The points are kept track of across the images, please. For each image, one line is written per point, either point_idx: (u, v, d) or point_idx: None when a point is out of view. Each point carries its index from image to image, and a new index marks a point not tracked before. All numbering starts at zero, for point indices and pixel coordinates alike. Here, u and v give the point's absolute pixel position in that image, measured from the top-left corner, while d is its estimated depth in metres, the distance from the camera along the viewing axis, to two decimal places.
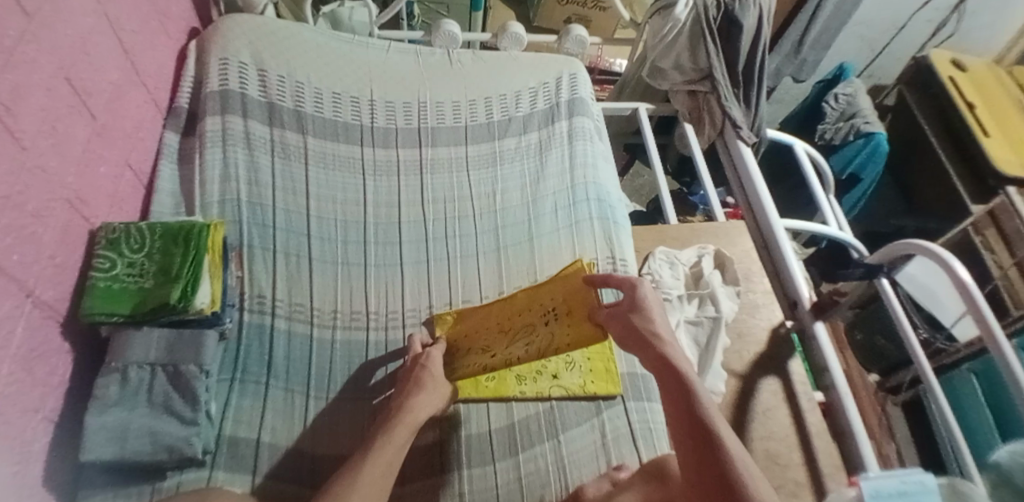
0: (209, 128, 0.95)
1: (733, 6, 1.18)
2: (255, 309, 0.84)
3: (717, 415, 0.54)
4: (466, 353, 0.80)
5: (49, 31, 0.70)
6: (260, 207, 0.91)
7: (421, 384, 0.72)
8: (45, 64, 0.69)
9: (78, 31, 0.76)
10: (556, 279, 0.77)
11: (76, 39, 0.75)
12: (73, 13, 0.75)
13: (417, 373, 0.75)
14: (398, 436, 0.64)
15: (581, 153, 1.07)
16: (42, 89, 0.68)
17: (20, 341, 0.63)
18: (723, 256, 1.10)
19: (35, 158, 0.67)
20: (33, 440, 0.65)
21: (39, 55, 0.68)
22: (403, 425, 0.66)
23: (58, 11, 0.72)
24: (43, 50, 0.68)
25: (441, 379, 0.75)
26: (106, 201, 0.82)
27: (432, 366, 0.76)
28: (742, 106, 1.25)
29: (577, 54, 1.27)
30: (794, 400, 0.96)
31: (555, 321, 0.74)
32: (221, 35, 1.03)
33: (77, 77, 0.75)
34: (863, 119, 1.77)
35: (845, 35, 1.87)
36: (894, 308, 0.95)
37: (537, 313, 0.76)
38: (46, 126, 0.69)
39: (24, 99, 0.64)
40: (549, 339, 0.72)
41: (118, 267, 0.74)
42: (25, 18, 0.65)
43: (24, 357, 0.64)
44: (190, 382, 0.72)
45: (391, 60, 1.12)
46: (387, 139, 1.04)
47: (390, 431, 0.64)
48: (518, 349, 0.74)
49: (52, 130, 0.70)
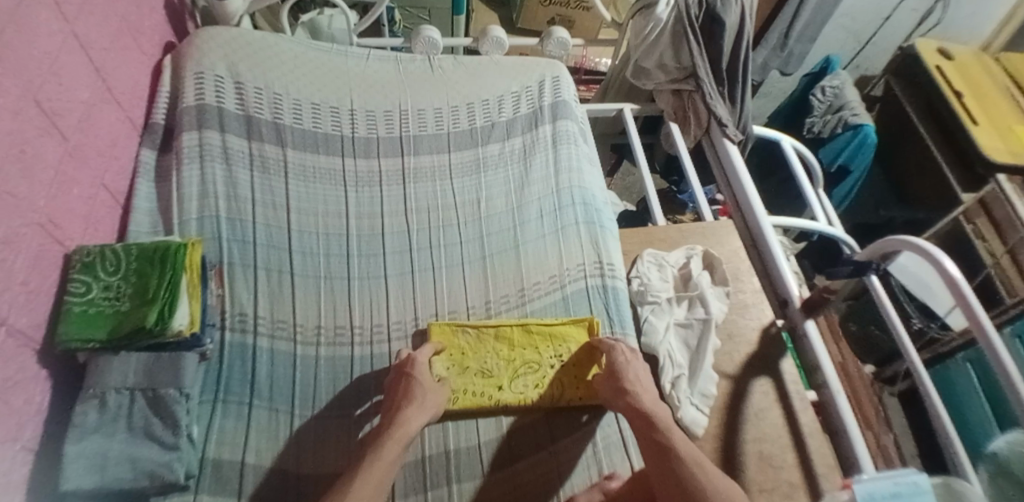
0: (186, 144, 0.93)
1: (715, 3, 1.16)
2: (237, 327, 0.82)
3: (693, 456, 0.66)
4: (465, 374, 0.84)
5: (15, 53, 0.68)
6: (240, 223, 0.90)
7: (411, 399, 0.72)
8: (11, 86, 0.67)
9: (45, 51, 0.74)
10: (570, 331, 0.88)
11: (43, 60, 0.73)
12: (39, 32, 0.73)
13: (405, 383, 0.75)
14: (388, 451, 0.65)
15: (565, 156, 1.07)
16: (7, 112, 0.66)
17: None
18: (712, 256, 1.08)
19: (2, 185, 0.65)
20: (8, 472, 0.64)
21: (4, 78, 0.66)
22: (392, 442, 0.66)
23: (24, 32, 0.70)
24: (7, 72, 0.67)
25: (429, 386, 0.75)
26: (81, 223, 0.80)
27: (421, 379, 0.75)
28: (727, 104, 1.25)
29: (559, 56, 1.25)
30: (786, 399, 0.95)
31: (562, 367, 0.86)
32: (196, 48, 1.01)
33: (45, 98, 0.74)
34: (851, 111, 1.77)
35: (831, 27, 1.87)
36: (884, 304, 0.94)
37: (545, 353, 0.87)
38: (13, 150, 0.67)
39: None
40: (558, 383, 0.85)
41: (93, 291, 0.73)
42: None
43: None
44: (171, 406, 0.71)
45: (371, 68, 1.10)
46: (368, 149, 1.03)
47: (382, 449, 0.65)
48: (527, 386, 0.84)
49: (19, 155, 0.68)
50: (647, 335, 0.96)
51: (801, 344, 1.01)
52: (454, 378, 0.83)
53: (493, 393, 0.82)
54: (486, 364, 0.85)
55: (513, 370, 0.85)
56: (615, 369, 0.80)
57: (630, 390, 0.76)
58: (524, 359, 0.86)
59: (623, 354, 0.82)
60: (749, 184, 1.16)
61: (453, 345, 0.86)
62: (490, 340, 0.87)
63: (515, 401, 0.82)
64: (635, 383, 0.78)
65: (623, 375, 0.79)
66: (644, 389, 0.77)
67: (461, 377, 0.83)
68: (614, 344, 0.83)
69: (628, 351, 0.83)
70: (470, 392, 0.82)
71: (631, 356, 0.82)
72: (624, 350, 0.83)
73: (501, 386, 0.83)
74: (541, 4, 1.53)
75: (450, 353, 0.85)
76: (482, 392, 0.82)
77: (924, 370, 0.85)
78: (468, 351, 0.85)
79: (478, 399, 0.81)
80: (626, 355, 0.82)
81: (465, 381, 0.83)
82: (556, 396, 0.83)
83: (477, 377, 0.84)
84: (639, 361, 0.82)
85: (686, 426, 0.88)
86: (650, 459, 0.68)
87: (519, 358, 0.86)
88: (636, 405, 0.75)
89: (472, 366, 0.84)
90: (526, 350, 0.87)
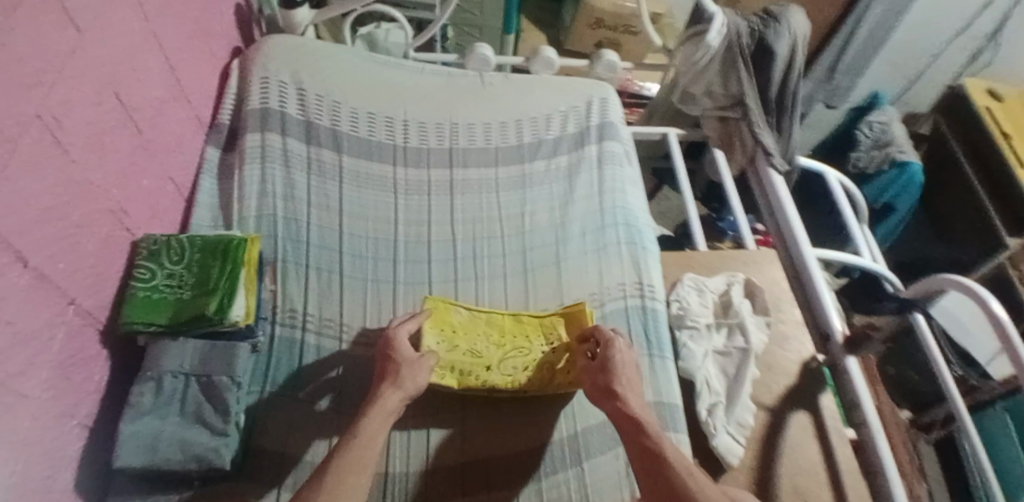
0: (249, 145, 0.98)
1: (767, 33, 1.18)
2: (287, 322, 0.86)
3: (685, 470, 0.65)
4: (455, 351, 0.84)
5: (97, 47, 0.72)
6: (295, 223, 0.94)
7: (390, 378, 0.73)
8: (93, 79, 0.71)
9: (124, 48, 0.78)
10: (563, 320, 0.89)
11: (123, 57, 0.78)
12: (120, 29, 0.77)
13: (386, 365, 0.75)
14: (370, 426, 0.67)
15: (610, 176, 1.08)
16: (88, 103, 0.70)
17: (58, 348, 0.65)
18: (753, 283, 1.07)
19: (80, 171, 0.69)
20: (65, 447, 0.67)
21: (86, 70, 0.69)
22: (377, 417, 0.69)
23: (110, 28, 0.74)
24: (91, 67, 0.70)
25: (411, 359, 0.76)
26: (147, 213, 0.84)
27: (404, 360, 0.75)
28: (774, 134, 1.26)
29: (608, 79, 1.27)
30: (824, 435, 0.93)
31: (553, 354, 0.86)
32: (263, 54, 1.06)
33: (123, 92, 0.78)
34: (898, 148, 1.75)
35: (878, 64, 1.83)
36: (928, 346, 0.92)
37: (535, 341, 0.87)
38: (91, 139, 0.71)
39: (71, 113, 0.66)
40: (546, 368, 0.85)
41: (157, 278, 0.76)
42: (76, 33, 0.67)
43: (61, 363, 0.66)
44: (222, 393, 0.74)
45: (424, 81, 1.14)
46: (419, 159, 1.06)
47: (360, 430, 0.67)
48: (516, 369, 0.85)
49: (95, 144, 0.72)
50: (684, 360, 0.95)
51: (842, 381, 0.99)
52: (444, 353, 0.83)
53: (481, 373, 0.83)
54: (476, 346, 0.86)
55: (503, 353, 0.86)
56: (607, 367, 0.77)
57: (620, 392, 0.74)
58: (514, 345, 0.87)
59: (620, 355, 0.78)
60: (794, 214, 1.16)
61: (446, 322, 0.86)
62: (481, 324, 0.88)
63: (502, 382, 0.83)
64: (625, 386, 0.75)
65: (615, 374, 0.76)
66: (632, 393, 0.75)
67: (450, 354, 0.84)
68: (610, 337, 0.80)
69: (626, 350, 0.79)
70: (458, 369, 0.83)
71: (627, 355, 0.79)
72: (622, 346, 0.79)
73: (489, 367, 0.84)
74: (590, 26, 1.56)
75: (442, 329, 0.85)
76: (469, 371, 0.83)
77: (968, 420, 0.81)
78: (460, 330, 0.86)
79: (465, 378, 0.82)
80: (622, 353, 0.78)
81: (454, 357, 0.84)
82: (542, 380, 0.84)
83: (466, 356, 0.84)
84: (632, 356, 0.79)
85: (720, 455, 0.87)
86: (639, 466, 0.68)
87: (510, 343, 0.87)
88: (625, 409, 0.73)
89: (462, 345, 0.85)
90: (517, 337, 0.88)
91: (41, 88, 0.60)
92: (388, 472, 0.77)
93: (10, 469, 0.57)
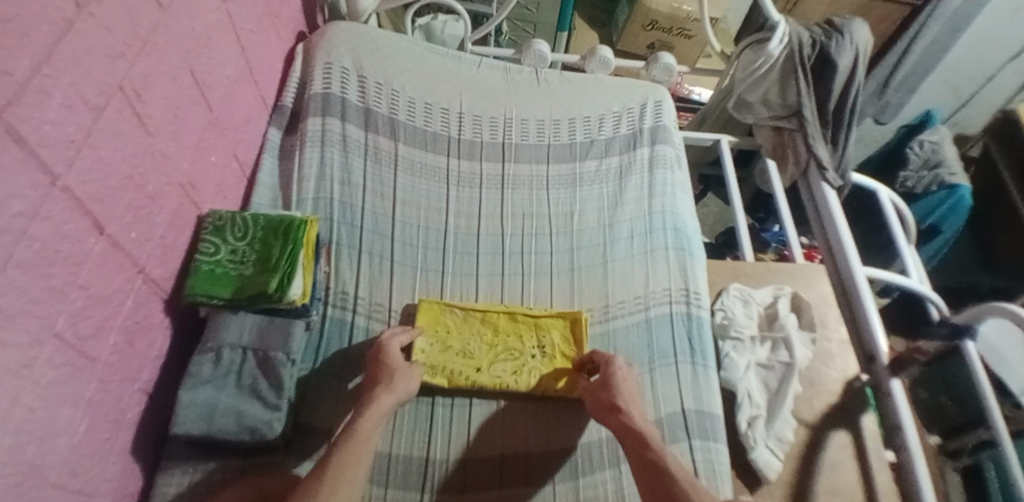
0: (310, 128, 1.00)
1: (829, 45, 1.16)
2: (338, 304, 0.88)
3: (684, 480, 0.65)
4: (445, 353, 0.86)
5: (178, 24, 0.72)
6: (350, 206, 0.96)
7: (384, 383, 0.75)
8: (174, 55, 0.72)
9: (201, 27, 0.77)
10: (554, 323, 0.90)
11: (202, 35, 0.78)
12: (199, 7, 0.76)
13: (378, 370, 0.77)
14: (365, 422, 0.69)
15: (660, 181, 1.07)
16: (167, 78, 0.71)
17: (126, 314, 0.67)
18: (800, 298, 1.05)
19: (157, 144, 0.70)
20: (126, 409, 0.69)
21: (168, 45, 0.70)
22: (369, 413, 0.70)
23: (190, 8, 0.74)
24: (171, 42, 0.71)
25: (401, 368, 0.77)
26: (213, 189, 0.86)
27: (397, 367, 0.77)
28: (828, 147, 1.23)
29: (662, 81, 1.26)
30: (863, 456, 0.90)
31: (544, 359, 0.87)
32: (327, 40, 1.08)
33: (198, 70, 0.78)
34: (948, 169, 1.69)
35: (931, 81, 1.77)
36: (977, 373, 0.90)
37: (527, 342, 0.89)
38: (168, 114, 0.72)
39: (152, 87, 0.67)
40: (537, 372, 0.86)
41: (221, 253, 0.78)
42: (159, 9, 0.67)
43: (128, 329, 0.68)
44: (277, 369, 0.76)
45: (481, 74, 1.15)
46: (473, 152, 1.07)
47: (359, 423, 0.68)
48: (505, 372, 0.85)
49: (173, 119, 0.73)
50: (726, 370, 0.95)
51: (884, 403, 0.97)
52: (436, 353, 0.86)
53: (471, 374, 0.84)
54: (468, 346, 0.87)
55: (494, 354, 0.87)
56: (608, 384, 0.78)
57: (623, 407, 0.75)
58: (505, 345, 0.88)
59: (617, 372, 0.80)
60: (847, 231, 1.13)
61: (439, 322, 0.88)
62: (476, 323, 0.89)
63: (490, 384, 0.84)
64: (623, 399, 0.76)
65: (617, 390, 0.77)
66: (634, 408, 0.76)
67: (443, 354, 0.86)
68: (606, 355, 0.82)
69: (623, 367, 0.81)
70: (449, 369, 0.84)
71: (627, 373, 0.80)
72: (619, 365, 0.81)
73: (479, 368, 0.85)
74: (643, 27, 1.55)
75: (435, 330, 0.88)
76: (460, 371, 0.84)
77: (1010, 445, 0.84)
78: (453, 330, 0.88)
79: (455, 377, 0.84)
80: (622, 372, 0.80)
81: (445, 358, 0.86)
82: (532, 383, 0.85)
83: (458, 357, 0.86)
84: (630, 374, 0.81)
85: (758, 469, 0.86)
86: (639, 477, 0.67)
87: (502, 344, 0.88)
88: (628, 423, 0.73)
89: (454, 345, 0.87)
90: (510, 337, 0.89)
91: (124, 60, 0.61)
92: (430, 457, 0.79)
93: (72, 428, 0.59)
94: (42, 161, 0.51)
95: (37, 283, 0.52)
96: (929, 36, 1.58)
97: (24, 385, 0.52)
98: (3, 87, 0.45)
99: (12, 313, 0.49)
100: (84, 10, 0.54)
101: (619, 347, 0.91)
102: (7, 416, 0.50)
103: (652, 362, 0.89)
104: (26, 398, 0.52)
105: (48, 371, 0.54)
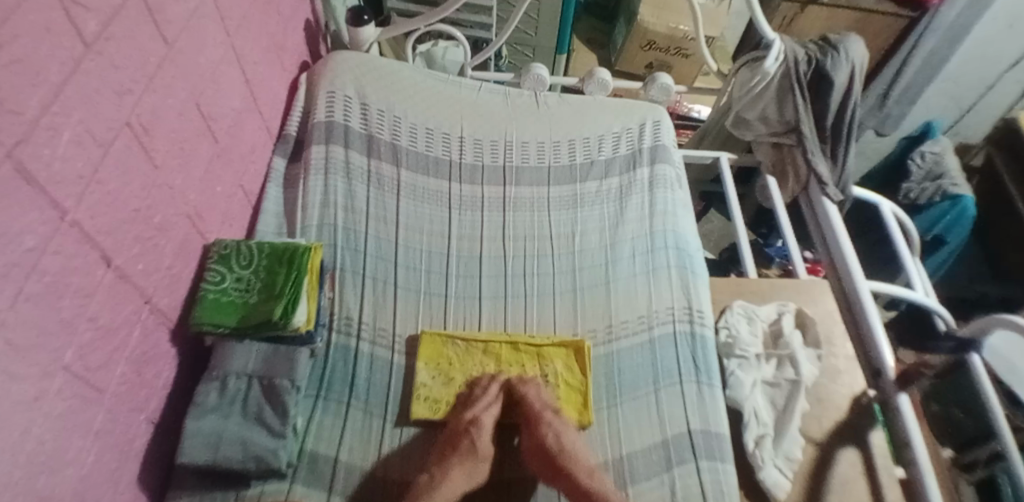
0: (314, 156, 1.02)
1: (825, 62, 1.17)
2: (343, 330, 0.89)
3: None
4: (448, 385, 0.87)
5: (185, 59, 0.74)
6: (354, 232, 0.98)
7: (465, 461, 0.76)
8: (181, 89, 0.74)
9: (208, 61, 0.80)
10: (557, 351, 0.90)
11: (208, 69, 0.80)
12: (205, 43, 0.78)
13: (462, 444, 0.77)
14: (453, 483, 0.73)
15: (661, 200, 1.08)
16: (174, 112, 0.72)
17: (134, 344, 0.68)
18: (805, 314, 1.05)
19: (164, 176, 0.72)
20: (134, 439, 0.69)
21: (175, 80, 0.72)
22: (457, 470, 0.74)
23: (197, 43, 0.76)
24: (178, 76, 0.73)
25: (483, 449, 0.78)
26: (219, 218, 0.88)
27: (483, 422, 0.80)
28: (828, 162, 1.24)
29: (661, 101, 1.28)
30: (873, 473, 0.89)
31: (548, 388, 0.88)
32: (330, 69, 1.11)
33: (205, 103, 0.80)
34: (951, 180, 1.70)
35: (934, 92, 1.80)
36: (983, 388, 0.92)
37: (531, 372, 0.89)
38: (175, 147, 0.73)
39: (160, 121, 0.69)
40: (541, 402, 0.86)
41: (227, 281, 0.79)
42: (165, 45, 0.69)
43: (136, 360, 0.68)
44: (283, 396, 0.76)
45: (481, 99, 1.17)
46: (474, 175, 1.08)
47: (442, 483, 0.72)
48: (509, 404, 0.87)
49: (180, 151, 0.75)
50: (732, 389, 0.94)
51: (892, 419, 0.96)
52: (439, 387, 0.86)
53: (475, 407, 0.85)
54: (471, 377, 0.88)
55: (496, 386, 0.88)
56: (541, 445, 0.78)
57: (566, 467, 0.75)
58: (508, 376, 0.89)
59: (552, 428, 0.80)
60: (851, 249, 1.14)
61: (441, 355, 0.89)
62: (478, 354, 0.90)
63: None
64: (568, 458, 0.76)
65: (554, 451, 0.77)
66: (578, 463, 0.77)
67: (446, 388, 0.86)
68: (541, 410, 0.82)
69: (557, 426, 0.80)
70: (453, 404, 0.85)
71: (561, 433, 0.79)
72: (552, 423, 0.80)
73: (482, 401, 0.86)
74: (642, 48, 1.58)
75: (438, 363, 0.88)
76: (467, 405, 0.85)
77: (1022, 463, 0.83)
78: (455, 362, 0.88)
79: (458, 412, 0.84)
80: (554, 433, 0.79)
81: (449, 392, 0.86)
82: None
83: (462, 390, 0.87)
84: (566, 430, 0.80)
85: (767, 489, 0.85)
86: None
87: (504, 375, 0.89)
88: (575, 485, 0.74)
89: (457, 377, 0.87)
90: (512, 367, 0.90)
91: (132, 96, 0.63)
92: None
93: (80, 460, 0.60)
94: (51, 197, 0.52)
95: (47, 316, 0.53)
96: (925, 49, 1.60)
97: (35, 418, 0.52)
98: (13, 126, 0.46)
99: (24, 347, 0.50)
100: (92, 49, 0.56)
101: (623, 369, 0.91)
102: (18, 448, 0.51)
103: (657, 382, 0.89)
104: (36, 431, 0.53)
105: (57, 404, 0.55)
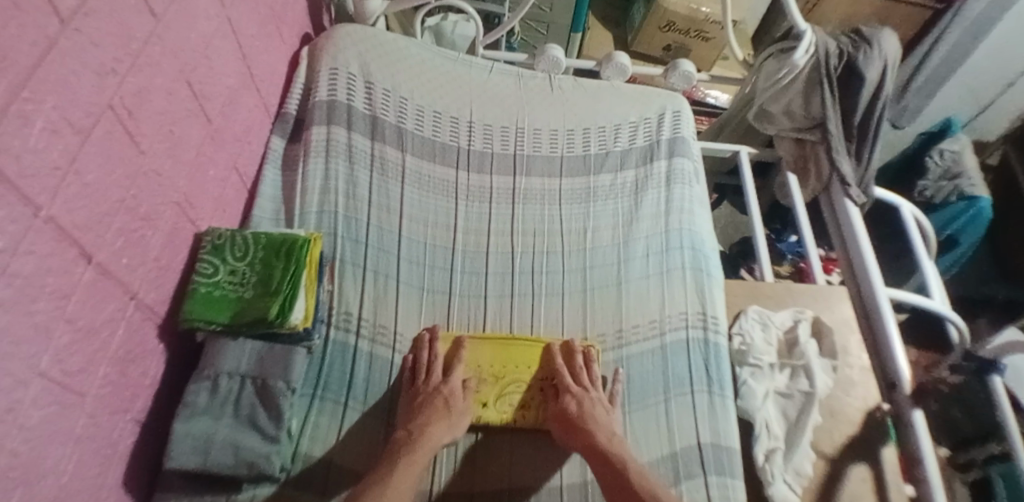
0: (314, 138, 0.96)
1: (857, 56, 1.10)
2: (342, 325, 0.85)
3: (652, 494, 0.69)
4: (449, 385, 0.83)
5: (174, 33, 0.67)
6: (355, 221, 0.92)
7: (443, 409, 0.76)
8: (171, 67, 0.67)
9: (201, 35, 0.73)
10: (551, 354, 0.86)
11: (201, 43, 0.73)
12: (199, 15, 0.72)
13: (434, 399, 0.77)
14: (435, 433, 0.73)
15: (678, 197, 1.02)
16: (163, 93, 0.66)
17: (117, 344, 0.63)
18: (821, 322, 1.00)
19: (151, 163, 0.66)
20: (118, 442, 0.65)
21: (163, 57, 0.65)
22: (438, 424, 0.74)
23: (188, 15, 0.69)
24: (167, 53, 0.66)
25: (457, 407, 0.78)
26: (212, 205, 0.82)
27: (453, 380, 0.80)
28: (852, 161, 1.18)
29: (681, 89, 1.21)
30: (883, 491, 0.87)
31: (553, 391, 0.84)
32: (333, 43, 1.03)
33: (197, 81, 0.74)
34: (968, 180, 1.63)
35: (950, 85, 1.69)
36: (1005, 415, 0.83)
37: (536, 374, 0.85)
38: (163, 130, 0.67)
39: (146, 103, 0.63)
40: (545, 407, 0.82)
41: (220, 274, 0.74)
42: (152, 19, 0.62)
43: (120, 359, 0.64)
44: (277, 398, 0.73)
45: (492, 81, 1.10)
46: (482, 164, 1.03)
47: (427, 430, 0.73)
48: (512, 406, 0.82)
49: (168, 134, 0.69)
50: (744, 399, 0.91)
51: (904, 436, 0.93)
52: None
53: (477, 409, 0.81)
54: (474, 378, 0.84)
55: (501, 387, 0.83)
56: (567, 402, 0.79)
57: (587, 428, 0.76)
58: (512, 378, 0.84)
59: (581, 396, 0.79)
60: (869, 251, 1.09)
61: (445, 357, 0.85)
62: (482, 353, 0.85)
63: (497, 420, 0.81)
64: (589, 420, 0.76)
65: (572, 415, 0.77)
66: (598, 425, 0.76)
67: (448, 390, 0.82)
68: (570, 382, 0.81)
69: (579, 394, 0.79)
70: None
71: (583, 399, 0.79)
72: (575, 391, 0.80)
73: (485, 403, 0.82)
74: (660, 29, 1.50)
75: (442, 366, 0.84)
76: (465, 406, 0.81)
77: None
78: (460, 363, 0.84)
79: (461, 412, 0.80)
80: (575, 402, 0.78)
81: None
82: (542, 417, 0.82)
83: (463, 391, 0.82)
84: (593, 397, 0.79)
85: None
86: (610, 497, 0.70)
87: (508, 376, 0.84)
88: (592, 444, 0.74)
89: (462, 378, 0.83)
90: (517, 369, 0.85)
91: (114, 77, 0.57)
92: (434, 490, 0.75)
93: (60, 468, 0.56)
94: (23, 193, 0.46)
95: (19, 322, 0.48)
96: (949, 41, 1.53)
97: (8, 430, 0.48)
98: None
99: None
100: (68, 26, 0.50)
101: (633, 374, 0.88)
102: None
103: (667, 391, 0.86)
104: (10, 444, 0.49)
105: (32, 413, 0.51)
